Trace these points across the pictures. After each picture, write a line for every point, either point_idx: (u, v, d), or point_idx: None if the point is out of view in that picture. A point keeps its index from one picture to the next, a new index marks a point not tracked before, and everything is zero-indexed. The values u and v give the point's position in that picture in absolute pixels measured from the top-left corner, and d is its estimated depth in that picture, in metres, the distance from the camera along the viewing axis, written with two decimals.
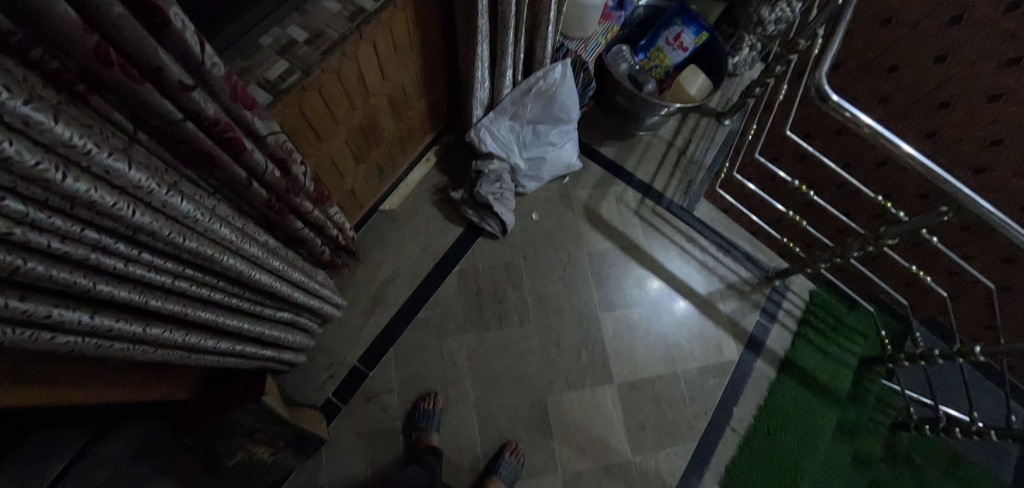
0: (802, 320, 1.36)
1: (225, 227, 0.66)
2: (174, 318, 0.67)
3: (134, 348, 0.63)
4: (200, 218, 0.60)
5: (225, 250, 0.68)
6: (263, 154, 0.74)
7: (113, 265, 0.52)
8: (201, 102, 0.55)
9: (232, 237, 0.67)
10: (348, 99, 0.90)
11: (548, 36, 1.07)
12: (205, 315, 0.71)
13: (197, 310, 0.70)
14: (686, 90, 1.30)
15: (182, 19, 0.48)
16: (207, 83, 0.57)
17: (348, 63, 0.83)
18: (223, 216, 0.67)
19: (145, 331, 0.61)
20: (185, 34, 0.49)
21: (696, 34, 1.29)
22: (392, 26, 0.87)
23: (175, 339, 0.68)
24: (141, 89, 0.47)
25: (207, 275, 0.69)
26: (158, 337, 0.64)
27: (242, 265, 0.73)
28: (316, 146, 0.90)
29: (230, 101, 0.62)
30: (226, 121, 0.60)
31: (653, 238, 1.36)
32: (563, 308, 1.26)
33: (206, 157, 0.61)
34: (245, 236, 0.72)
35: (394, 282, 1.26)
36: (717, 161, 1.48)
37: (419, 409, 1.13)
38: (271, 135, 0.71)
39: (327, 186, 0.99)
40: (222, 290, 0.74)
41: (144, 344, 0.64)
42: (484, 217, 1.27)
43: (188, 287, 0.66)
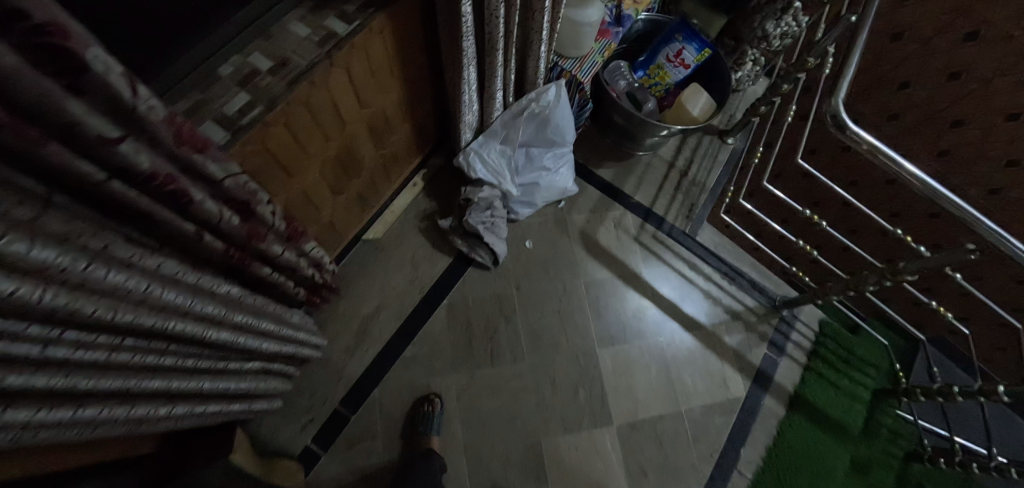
0: (812, 352, 1.28)
1: (170, 290, 0.58)
2: (114, 393, 0.58)
3: (64, 434, 0.53)
4: (134, 286, 0.51)
5: (171, 314, 0.60)
6: (221, 199, 0.65)
7: (27, 353, 0.42)
8: (134, 156, 0.47)
9: (179, 299, 0.59)
10: (321, 130, 0.81)
11: (541, 56, 0.99)
12: (153, 384, 0.63)
13: (144, 379, 0.61)
14: (687, 109, 1.22)
15: (102, 62, 0.38)
16: (145, 131, 0.48)
17: (320, 94, 0.75)
18: (168, 276, 0.58)
19: (77, 415, 0.52)
20: (112, 79, 0.40)
21: (699, 51, 1.22)
22: (369, 51, 0.79)
23: (116, 415, 0.58)
24: (44, 152, 0.38)
25: (151, 342, 0.60)
26: (95, 417, 0.55)
27: (194, 326, 0.64)
28: (286, 182, 0.82)
29: (175, 147, 0.53)
30: (166, 174, 0.52)
31: (654, 266, 1.29)
32: (559, 344, 1.18)
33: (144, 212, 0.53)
34: (197, 294, 0.64)
35: (379, 317, 1.17)
36: (720, 182, 1.41)
37: (420, 411, 1.08)
38: (229, 179, 0.63)
39: (300, 222, 0.91)
40: (174, 352, 0.66)
41: (79, 427, 0.55)
42: (474, 247, 1.19)
43: (128, 358, 0.57)
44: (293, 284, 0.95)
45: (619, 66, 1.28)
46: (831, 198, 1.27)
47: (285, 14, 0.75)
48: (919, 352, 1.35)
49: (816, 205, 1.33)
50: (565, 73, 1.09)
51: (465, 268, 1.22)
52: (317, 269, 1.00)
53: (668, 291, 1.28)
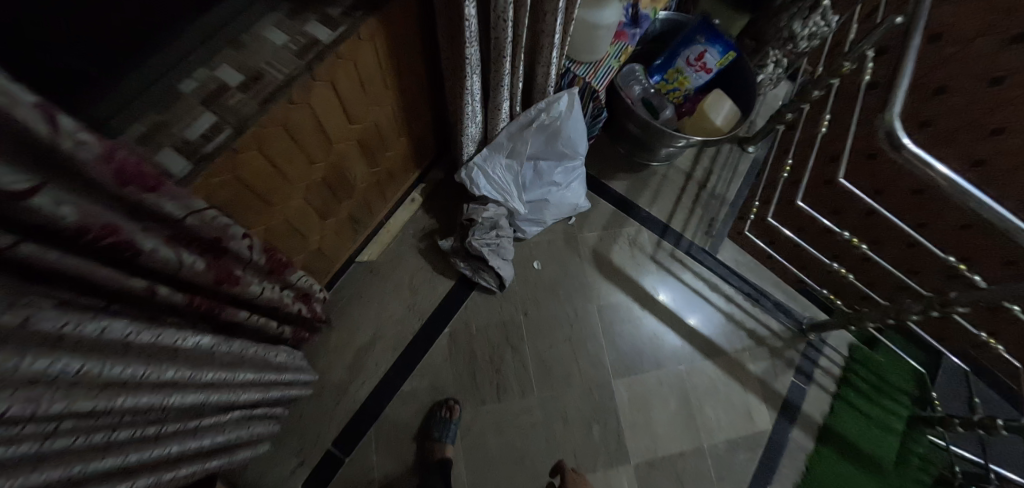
0: (842, 380, 1.19)
1: (119, 361, 0.47)
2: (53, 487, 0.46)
3: None
4: (71, 367, 0.40)
5: (118, 387, 0.48)
6: (179, 240, 0.55)
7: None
8: (54, 208, 0.35)
9: (128, 370, 0.48)
10: (302, 152, 0.71)
11: (553, 62, 0.88)
12: (104, 468, 0.51)
13: (93, 465, 0.49)
14: (709, 117, 1.11)
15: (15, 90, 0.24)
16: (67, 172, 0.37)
17: (300, 112, 0.64)
18: (114, 343, 0.47)
19: None
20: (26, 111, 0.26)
21: (722, 54, 1.12)
22: (356, 60, 0.68)
23: None
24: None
25: (100, 420, 0.48)
26: None
27: (150, 395, 0.53)
28: (263, 211, 0.71)
29: (118, 188, 0.40)
30: (101, 226, 0.41)
31: (671, 288, 1.19)
32: (571, 375, 1.08)
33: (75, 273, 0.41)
34: (153, 358, 0.53)
35: (374, 347, 1.07)
36: (741, 195, 1.31)
37: (437, 415, 1.01)
38: (191, 217, 0.52)
39: (282, 253, 0.80)
40: (131, 425, 0.54)
41: None
42: (478, 270, 1.08)
43: (70, 446, 0.45)
44: (275, 322, 0.83)
45: (635, 70, 1.18)
46: (852, 207, 1.15)
47: (259, 20, 0.64)
48: (962, 381, 1.24)
49: (835, 213, 1.21)
50: (578, 80, 0.98)
51: (468, 293, 1.12)
52: (299, 302, 0.89)
53: (687, 315, 1.18)
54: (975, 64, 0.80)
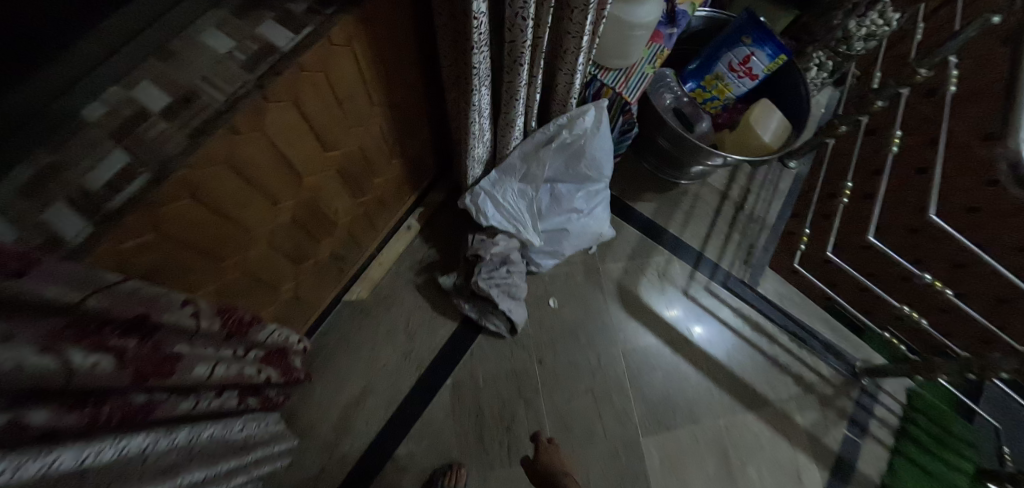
0: (900, 431, 1.04)
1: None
2: None
3: None
4: None
5: None
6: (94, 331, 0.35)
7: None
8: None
9: None
10: (263, 193, 0.54)
11: (577, 69, 0.71)
12: None
13: None
14: (755, 132, 0.94)
15: None
16: None
17: (254, 144, 0.47)
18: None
19: None
20: None
21: (772, 58, 0.94)
22: (331, 73, 0.51)
23: None
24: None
25: None
26: None
27: None
28: (212, 267, 0.55)
29: None
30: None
31: (707, 328, 1.03)
32: (593, 433, 0.92)
33: None
34: None
35: (364, 403, 0.90)
36: (783, 217, 1.15)
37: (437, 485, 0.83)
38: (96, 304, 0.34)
39: (240, 311, 0.64)
40: None
41: None
42: (484, 313, 0.93)
43: None
44: (236, 396, 0.65)
45: (666, 76, 1.02)
46: (894, 221, 0.96)
47: (198, 18, 0.47)
48: None
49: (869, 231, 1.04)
50: (606, 90, 0.81)
51: (473, 337, 0.96)
52: (266, 366, 0.72)
53: (726, 359, 1.02)
54: None
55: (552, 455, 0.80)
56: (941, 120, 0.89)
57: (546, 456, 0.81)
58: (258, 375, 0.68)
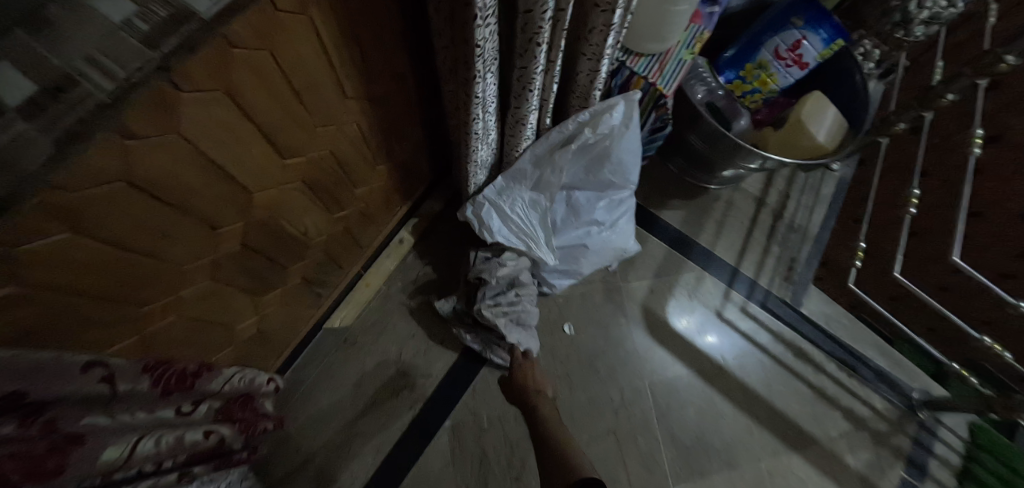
0: (964, 473, 0.91)
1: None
2: None
3: None
4: None
5: None
6: None
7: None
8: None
9: None
10: (196, 218, 0.40)
11: (608, 53, 0.57)
12: None
13: None
14: (808, 130, 0.80)
15: None
16: None
17: (168, 153, 0.33)
18: None
19: None
20: None
21: (827, 44, 0.81)
22: (281, 55, 0.37)
23: None
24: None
25: None
26: None
27: None
28: (129, 318, 0.41)
29: None
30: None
31: (745, 356, 0.90)
32: (617, 484, 0.78)
33: None
34: None
35: (348, 453, 0.76)
36: (828, 227, 1.01)
37: None
38: None
39: (179, 362, 0.50)
40: None
41: None
42: (490, 344, 0.79)
43: None
44: (179, 467, 0.51)
45: (700, 66, 0.86)
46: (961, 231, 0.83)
47: None
48: None
49: (917, 236, 0.90)
50: (637, 80, 0.66)
51: (475, 369, 0.82)
52: (219, 424, 0.57)
53: (767, 391, 0.88)
54: None
55: (528, 370, 0.70)
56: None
57: (524, 378, 0.70)
58: (206, 440, 0.54)
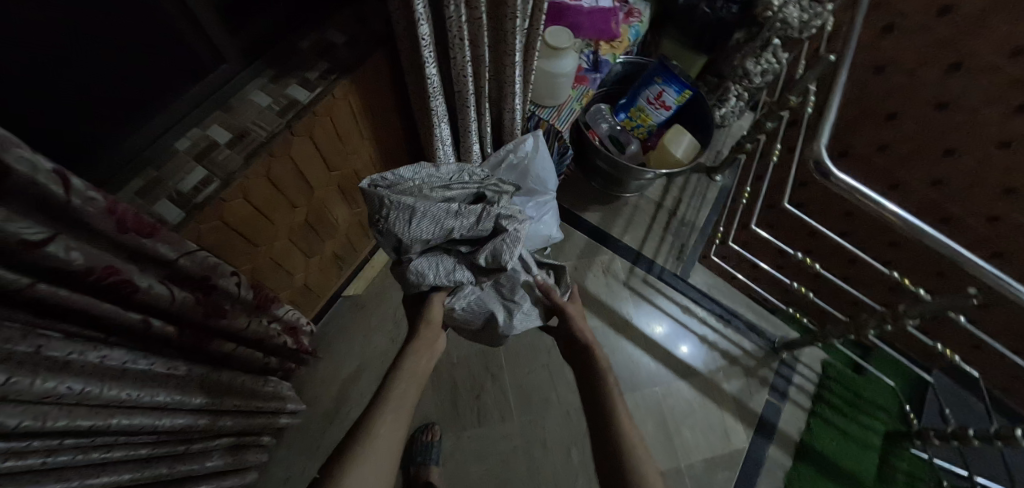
0: (816, 396, 1.23)
1: (117, 383, 0.55)
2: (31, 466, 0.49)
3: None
4: None
5: (104, 379, 0.53)
6: (174, 280, 0.63)
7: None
8: (65, 254, 0.44)
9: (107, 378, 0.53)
10: (286, 199, 0.80)
11: (516, 108, 0.99)
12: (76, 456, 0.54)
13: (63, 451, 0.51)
14: (669, 149, 1.20)
15: (27, 160, 0.38)
16: (82, 219, 0.46)
17: (284, 167, 0.75)
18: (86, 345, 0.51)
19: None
20: (41, 176, 0.39)
21: (679, 92, 1.21)
22: (333, 118, 0.78)
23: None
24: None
25: (95, 411, 0.52)
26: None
27: (127, 415, 0.57)
28: (249, 252, 0.79)
29: (118, 233, 0.51)
30: (104, 265, 0.49)
31: (647, 314, 1.27)
32: (549, 401, 1.15)
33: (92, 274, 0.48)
34: (141, 379, 0.59)
35: (360, 378, 1.16)
36: (709, 222, 1.40)
37: (419, 440, 1.06)
38: (184, 257, 0.62)
39: (268, 288, 0.88)
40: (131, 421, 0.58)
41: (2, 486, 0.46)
42: (439, 218, 0.78)
43: (68, 417, 0.49)
44: (262, 352, 0.90)
45: (598, 107, 1.29)
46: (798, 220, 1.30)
47: (246, 83, 0.72)
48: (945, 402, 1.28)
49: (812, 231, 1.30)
50: (542, 122, 1.11)
51: (384, 205, 0.75)
52: (284, 331, 0.95)
53: (661, 337, 1.25)
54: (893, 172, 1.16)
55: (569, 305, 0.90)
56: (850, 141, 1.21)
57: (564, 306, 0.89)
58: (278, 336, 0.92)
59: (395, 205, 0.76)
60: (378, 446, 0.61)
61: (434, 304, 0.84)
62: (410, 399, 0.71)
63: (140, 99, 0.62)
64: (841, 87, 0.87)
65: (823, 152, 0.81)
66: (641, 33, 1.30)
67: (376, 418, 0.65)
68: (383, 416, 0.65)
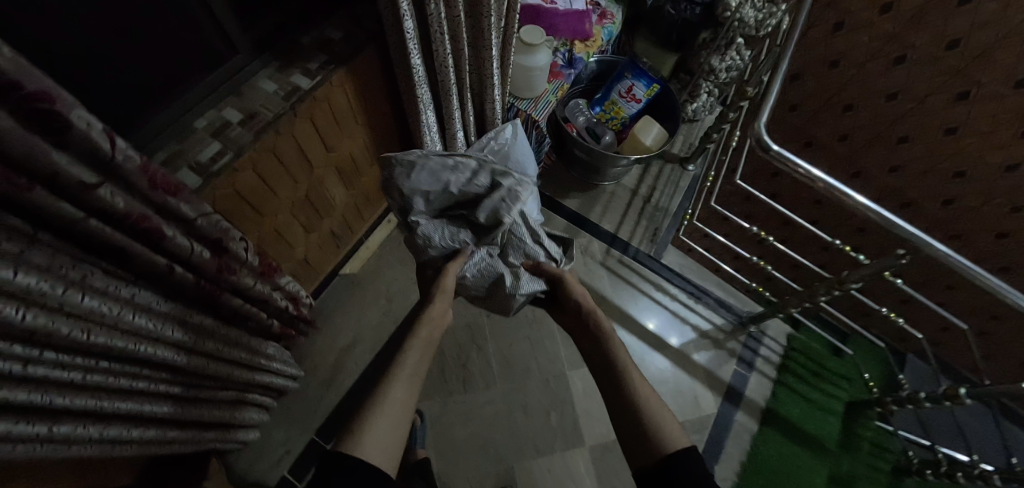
0: (781, 366, 1.32)
1: (144, 316, 0.65)
2: (71, 381, 0.59)
3: (37, 400, 0.53)
4: None
5: (134, 310, 0.63)
6: (192, 236, 0.72)
7: (8, 369, 0.48)
8: (110, 198, 0.54)
9: (135, 313, 0.63)
10: (289, 175, 0.91)
11: (496, 99, 1.11)
12: (108, 378, 0.63)
13: (97, 370, 0.61)
14: (640, 138, 1.32)
15: (86, 119, 0.47)
16: (121, 174, 0.56)
17: (288, 145, 0.86)
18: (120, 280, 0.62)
19: (36, 371, 0.52)
20: (95, 133, 0.49)
21: (647, 86, 1.33)
22: (331, 104, 0.90)
23: (68, 404, 0.58)
24: (30, 195, 0.45)
25: (124, 340, 0.62)
26: (37, 402, 0.54)
27: (151, 347, 0.67)
28: (255, 222, 0.90)
29: (150, 189, 0.61)
30: (139, 212, 0.59)
31: (621, 290, 1.36)
32: (531, 370, 1.24)
33: (133, 219, 0.59)
34: (165, 319, 0.70)
35: (355, 349, 1.26)
36: (681, 207, 1.51)
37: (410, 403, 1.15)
38: (201, 218, 0.71)
39: (272, 258, 0.98)
40: (153, 352, 0.68)
41: (50, 391, 0.56)
42: (438, 172, 0.91)
43: (105, 339, 0.59)
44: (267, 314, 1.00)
45: (576, 101, 1.41)
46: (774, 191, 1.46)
47: (255, 72, 0.83)
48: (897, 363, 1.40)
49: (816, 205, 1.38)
50: (520, 113, 1.22)
51: (392, 163, 0.91)
52: (289, 296, 1.06)
53: (634, 312, 1.34)
54: (842, 162, 1.28)
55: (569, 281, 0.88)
56: (806, 131, 1.31)
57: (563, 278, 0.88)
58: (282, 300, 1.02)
59: (401, 163, 0.91)
60: (390, 415, 0.57)
61: (447, 274, 0.83)
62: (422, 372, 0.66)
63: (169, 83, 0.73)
64: (783, 74, 0.97)
65: (762, 129, 0.93)
66: (614, 34, 1.42)
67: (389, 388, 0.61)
68: (394, 387, 0.61)
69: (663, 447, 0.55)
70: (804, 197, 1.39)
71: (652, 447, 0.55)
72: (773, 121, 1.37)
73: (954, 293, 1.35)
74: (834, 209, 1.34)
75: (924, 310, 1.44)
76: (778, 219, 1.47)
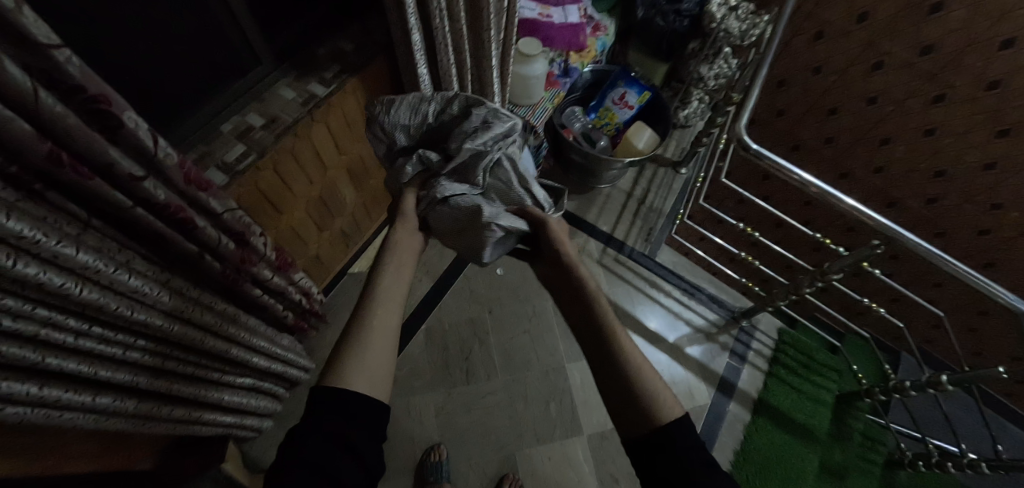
0: (773, 359, 1.37)
1: (179, 299, 0.71)
2: (115, 354, 0.65)
3: (85, 370, 0.60)
4: None
5: (171, 292, 0.69)
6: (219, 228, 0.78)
7: (65, 339, 0.55)
8: (152, 190, 0.59)
9: (172, 294, 0.69)
10: (305, 176, 0.98)
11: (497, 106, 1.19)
12: (143, 355, 0.69)
13: (135, 347, 0.67)
14: (632, 141, 1.40)
15: (135, 120, 0.52)
16: (161, 171, 0.61)
17: (306, 148, 0.93)
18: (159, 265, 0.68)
19: (88, 342, 0.58)
20: (140, 132, 0.53)
21: (638, 93, 1.42)
22: (345, 111, 0.98)
23: (110, 375, 0.64)
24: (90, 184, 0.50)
25: (161, 319, 0.68)
26: (86, 371, 0.60)
27: (182, 328, 0.73)
28: (273, 219, 0.97)
29: (185, 185, 0.65)
30: (177, 204, 0.64)
31: (617, 287, 1.42)
32: (531, 362, 1.29)
33: (171, 211, 0.64)
34: (196, 302, 0.76)
35: None
36: (675, 208, 1.58)
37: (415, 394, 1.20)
38: (227, 212, 0.76)
39: (288, 255, 1.05)
40: (185, 333, 0.74)
41: (96, 362, 0.62)
42: (417, 105, 0.79)
43: (146, 317, 0.65)
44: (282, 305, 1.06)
45: (575, 109, 1.45)
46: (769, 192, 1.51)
47: (276, 82, 0.92)
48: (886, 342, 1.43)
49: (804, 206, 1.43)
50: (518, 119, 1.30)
51: (371, 103, 0.80)
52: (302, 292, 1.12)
53: (630, 307, 1.40)
54: (826, 163, 1.35)
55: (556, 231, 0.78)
56: (790, 134, 1.39)
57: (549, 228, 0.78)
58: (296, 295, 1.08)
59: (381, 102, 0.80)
60: (379, 339, 0.55)
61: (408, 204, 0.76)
62: (398, 292, 0.62)
63: (200, 90, 0.82)
64: (761, 80, 1.04)
65: (742, 131, 1.00)
66: (607, 45, 1.51)
67: (366, 315, 0.57)
68: (371, 314, 0.56)
69: (664, 418, 0.54)
70: (793, 199, 1.46)
71: (649, 415, 0.54)
72: (760, 125, 1.44)
73: (940, 289, 1.39)
74: (822, 208, 1.40)
75: (915, 306, 1.48)
76: (772, 221, 1.53)
